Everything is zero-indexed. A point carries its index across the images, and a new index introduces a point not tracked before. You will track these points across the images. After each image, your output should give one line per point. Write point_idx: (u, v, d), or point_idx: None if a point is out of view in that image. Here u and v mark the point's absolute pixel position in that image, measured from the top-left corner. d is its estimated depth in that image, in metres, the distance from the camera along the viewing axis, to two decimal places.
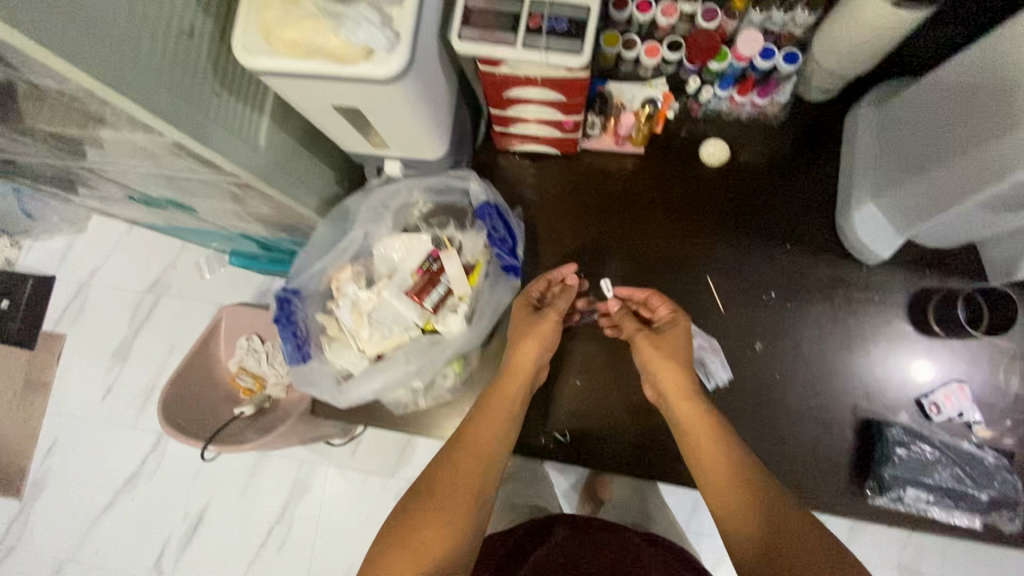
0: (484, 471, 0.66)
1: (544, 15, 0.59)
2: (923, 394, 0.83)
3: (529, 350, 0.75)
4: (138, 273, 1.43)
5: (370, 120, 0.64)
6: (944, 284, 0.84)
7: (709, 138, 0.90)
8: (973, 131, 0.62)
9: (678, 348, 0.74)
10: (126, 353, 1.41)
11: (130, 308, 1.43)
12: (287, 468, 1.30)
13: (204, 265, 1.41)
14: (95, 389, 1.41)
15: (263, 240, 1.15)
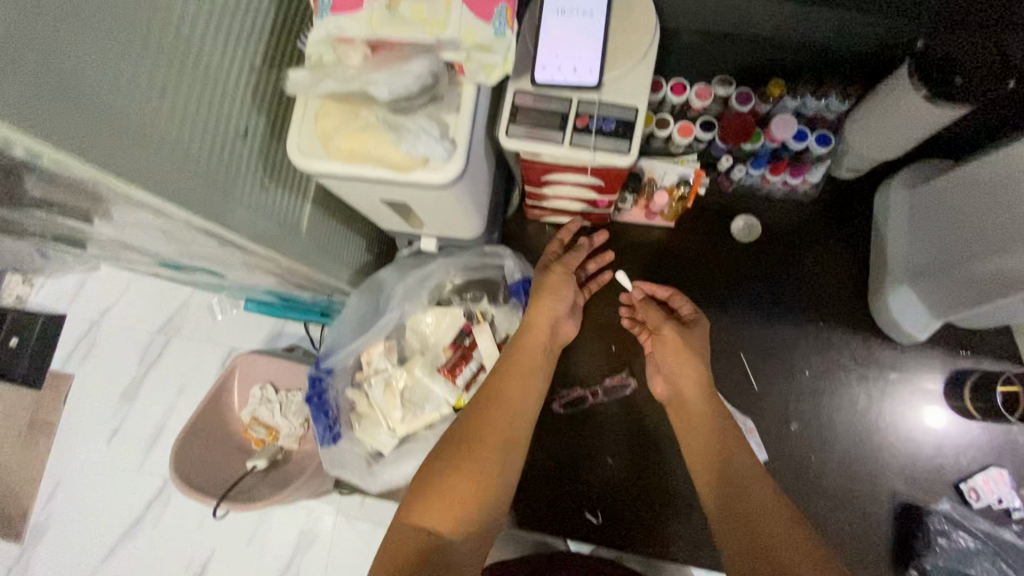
0: (513, 427, 0.66)
1: (592, 115, 0.60)
2: (962, 478, 0.81)
3: (546, 303, 0.76)
4: (142, 315, 1.34)
5: (418, 211, 0.65)
6: (979, 366, 0.83)
7: (739, 213, 0.91)
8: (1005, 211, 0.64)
9: (698, 342, 0.77)
10: (134, 395, 1.32)
11: (140, 349, 1.32)
12: (293, 516, 1.21)
13: (216, 306, 1.31)
14: (96, 433, 1.31)
15: (284, 295, 1.12)
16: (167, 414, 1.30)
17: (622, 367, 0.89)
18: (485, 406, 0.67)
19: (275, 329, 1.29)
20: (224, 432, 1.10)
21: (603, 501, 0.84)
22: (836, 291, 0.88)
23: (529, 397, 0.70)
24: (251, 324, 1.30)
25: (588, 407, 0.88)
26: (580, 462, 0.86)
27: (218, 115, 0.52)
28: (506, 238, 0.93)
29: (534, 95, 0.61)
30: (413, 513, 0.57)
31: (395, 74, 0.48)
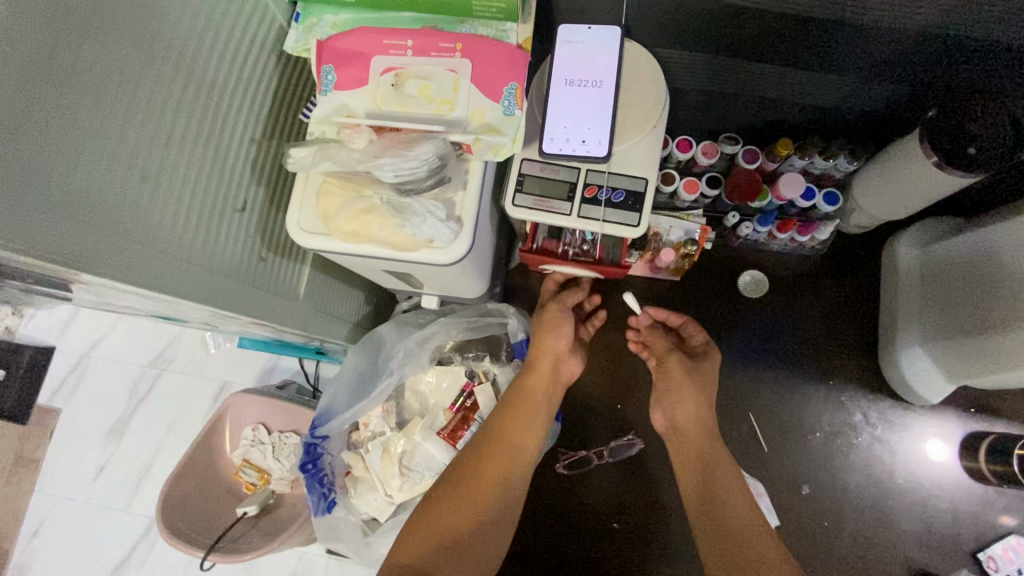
0: (511, 467, 0.67)
1: (601, 186, 0.60)
2: (980, 547, 0.79)
3: (547, 341, 0.73)
4: (133, 348, 1.30)
5: (423, 277, 0.64)
6: (994, 428, 0.81)
7: (746, 267, 0.89)
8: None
9: (708, 375, 0.74)
10: (122, 431, 1.27)
11: (129, 384, 1.28)
12: (283, 563, 1.16)
13: (210, 340, 1.27)
14: (81, 471, 1.27)
15: (281, 338, 1.10)
16: (155, 453, 1.26)
17: (628, 426, 0.86)
18: (486, 444, 0.67)
19: (270, 365, 1.26)
20: (214, 477, 1.05)
21: (608, 567, 0.82)
22: (845, 347, 0.86)
23: (529, 437, 0.69)
24: (245, 359, 1.26)
25: (594, 467, 0.85)
26: (585, 526, 0.83)
27: (214, 193, 0.50)
28: (508, 290, 0.91)
29: (541, 164, 0.60)
30: (407, 536, 0.61)
31: (401, 158, 0.47)
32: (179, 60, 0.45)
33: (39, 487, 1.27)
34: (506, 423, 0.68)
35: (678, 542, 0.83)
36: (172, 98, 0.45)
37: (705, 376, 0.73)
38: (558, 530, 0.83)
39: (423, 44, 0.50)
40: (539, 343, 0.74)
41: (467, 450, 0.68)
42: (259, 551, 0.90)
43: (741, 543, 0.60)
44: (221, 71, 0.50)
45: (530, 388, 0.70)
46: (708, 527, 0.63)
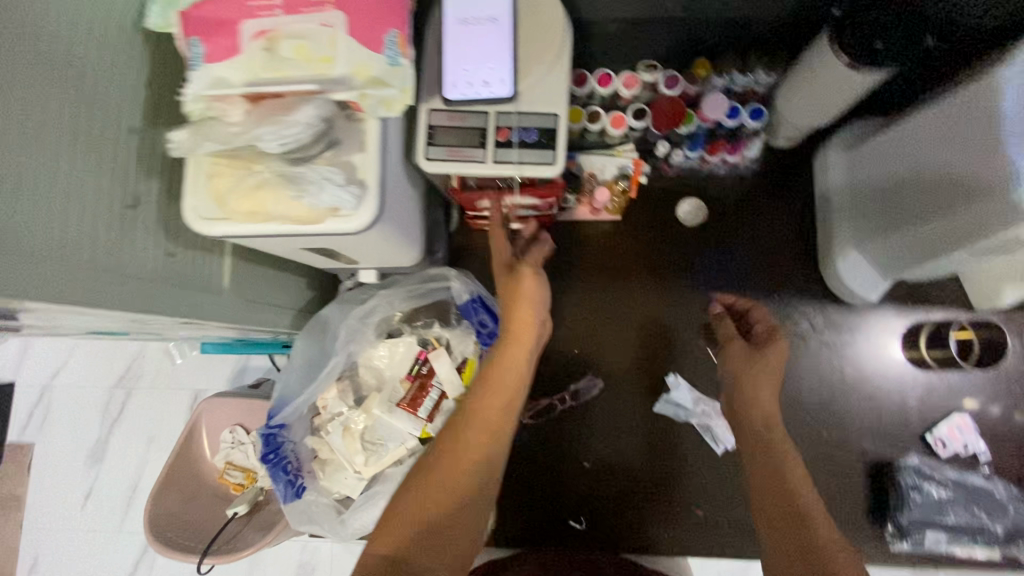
0: (490, 445, 0.61)
1: (512, 127, 0.57)
2: (928, 429, 0.82)
3: (527, 316, 0.68)
4: (97, 371, 1.26)
5: (348, 250, 0.62)
6: (929, 316, 0.84)
7: (685, 195, 0.89)
8: (960, 140, 0.60)
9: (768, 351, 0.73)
10: (102, 454, 1.25)
11: (99, 407, 1.25)
12: (287, 552, 1.18)
13: (174, 350, 1.24)
14: (68, 501, 1.24)
15: (240, 337, 1.07)
16: (140, 470, 1.24)
17: (588, 369, 0.87)
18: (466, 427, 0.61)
19: (240, 366, 1.24)
20: (199, 482, 1.03)
21: (585, 507, 0.83)
22: (789, 260, 0.88)
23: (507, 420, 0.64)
24: (213, 364, 1.24)
25: (559, 414, 0.85)
26: (555, 471, 0.84)
27: (100, 191, 0.47)
28: (453, 254, 0.90)
29: (449, 113, 0.58)
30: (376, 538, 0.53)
31: (280, 125, 0.44)
32: (28, 51, 0.41)
33: (29, 522, 1.25)
34: (483, 404, 0.62)
35: (651, 469, 0.83)
36: (29, 94, 0.41)
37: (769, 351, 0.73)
38: (528, 480, 0.83)
39: (292, 1, 0.47)
40: (517, 316, 0.68)
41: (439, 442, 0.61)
42: (259, 542, 0.89)
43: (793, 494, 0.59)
44: (86, 58, 0.46)
45: (509, 371, 0.65)
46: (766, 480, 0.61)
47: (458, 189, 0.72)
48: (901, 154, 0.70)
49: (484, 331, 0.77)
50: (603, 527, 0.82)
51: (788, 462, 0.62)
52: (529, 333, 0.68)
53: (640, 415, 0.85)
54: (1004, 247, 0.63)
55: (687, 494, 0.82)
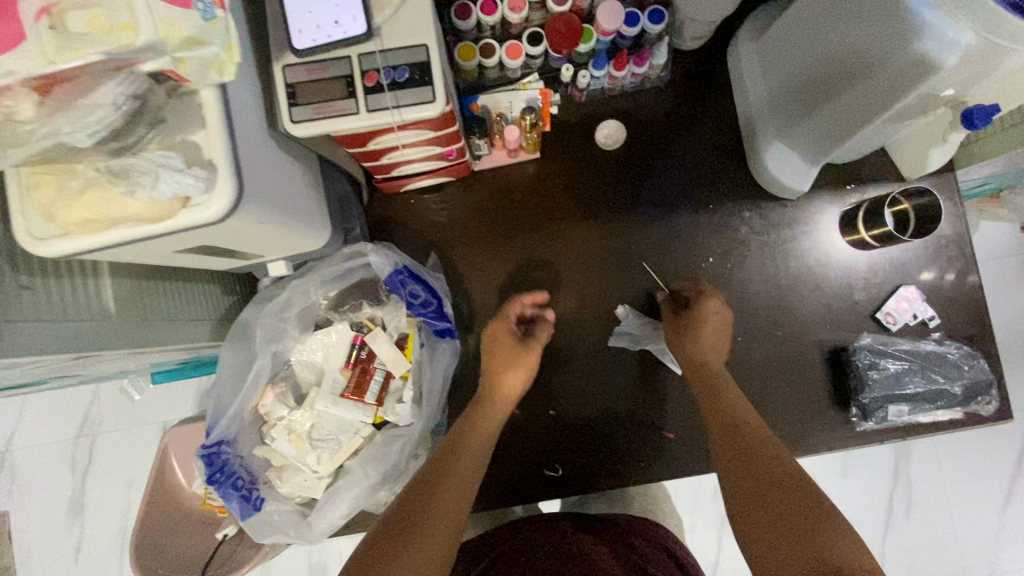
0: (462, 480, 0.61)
1: (379, 69, 0.51)
2: (877, 308, 0.81)
3: (511, 379, 0.73)
4: (56, 425, 1.19)
5: (240, 246, 0.57)
6: (864, 195, 0.83)
7: (603, 119, 0.85)
8: (844, 16, 0.59)
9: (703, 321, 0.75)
10: (81, 507, 1.19)
11: (67, 461, 1.19)
12: (295, 559, 1.16)
13: (130, 387, 1.18)
14: (57, 561, 1.19)
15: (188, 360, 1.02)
16: (126, 514, 1.19)
17: None
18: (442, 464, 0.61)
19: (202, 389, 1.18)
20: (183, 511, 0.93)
21: (557, 454, 0.81)
22: (719, 166, 0.85)
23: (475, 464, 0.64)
24: (175, 394, 1.19)
25: None
26: (522, 424, 0.82)
27: None
28: (373, 229, 0.85)
29: (306, 66, 0.52)
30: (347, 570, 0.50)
31: (82, 113, 0.38)
32: None
33: None
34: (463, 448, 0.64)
35: (619, 400, 0.82)
36: None
37: (701, 319, 0.75)
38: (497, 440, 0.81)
39: None
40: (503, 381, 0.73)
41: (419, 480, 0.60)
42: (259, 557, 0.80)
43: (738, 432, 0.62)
44: None
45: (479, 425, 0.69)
46: (724, 430, 0.63)
47: (354, 151, 0.67)
48: (802, 43, 0.67)
49: (417, 302, 0.71)
50: (580, 470, 0.81)
51: (745, 413, 0.65)
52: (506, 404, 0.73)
53: (598, 352, 0.83)
54: (918, 106, 0.61)
55: (655, 421, 0.82)
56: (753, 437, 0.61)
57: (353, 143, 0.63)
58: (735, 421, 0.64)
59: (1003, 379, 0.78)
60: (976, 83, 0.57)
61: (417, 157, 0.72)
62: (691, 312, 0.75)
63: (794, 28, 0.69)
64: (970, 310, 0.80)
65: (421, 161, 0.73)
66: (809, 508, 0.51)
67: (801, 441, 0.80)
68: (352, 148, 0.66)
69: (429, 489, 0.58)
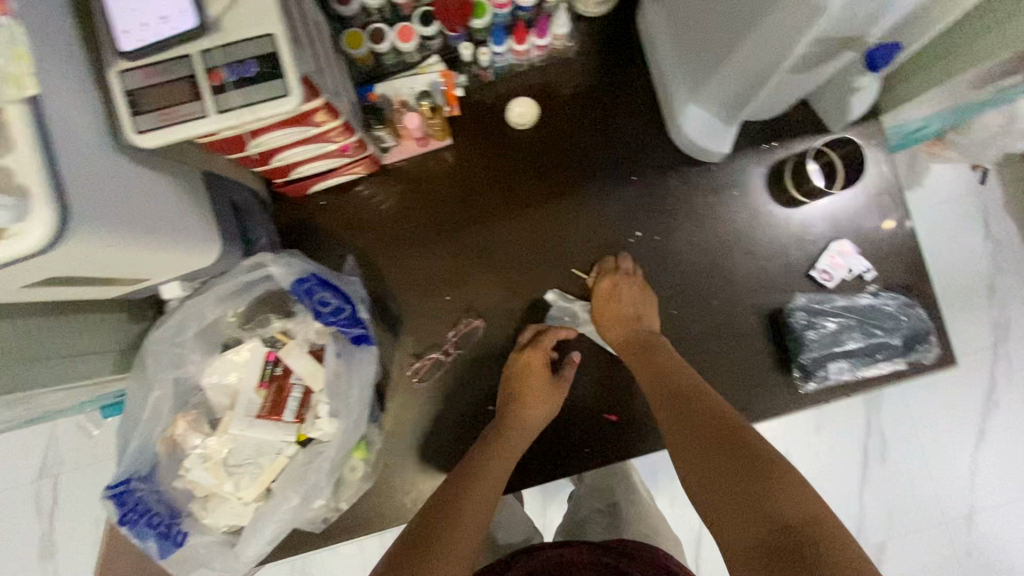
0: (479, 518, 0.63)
1: (223, 66, 0.47)
2: (812, 265, 0.79)
3: (536, 411, 0.74)
4: (14, 470, 1.15)
5: (108, 272, 0.53)
6: (790, 150, 0.80)
7: (515, 96, 0.81)
8: None
9: (619, 291, 0.77)
10: (52, 550, 1.15)
11: (31, 505, 1.15)
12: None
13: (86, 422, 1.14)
14: None
15: None
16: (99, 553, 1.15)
17: (465, 311, 0.80)
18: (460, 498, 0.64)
19: None
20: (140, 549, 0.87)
21: None
22: (640, 135, 0.81)
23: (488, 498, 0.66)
24: None
25: (448, 368, 0.79)
26: (467, 428, 0.79)
27: None
28: (285, 235, 0.80)
29: (142, 69, 0.47)
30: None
31: None
32: None
33: None
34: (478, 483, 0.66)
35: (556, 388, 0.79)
36: None
37: (615, 292, 0.76)
38: (438, 443, 0.78)
39: None
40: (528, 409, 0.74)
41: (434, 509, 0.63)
42: None
43: (684, 406, 0.65)
44: None
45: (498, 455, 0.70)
46: (669, 406, 0.66)
47: (237, 157, 0.63)
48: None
49: (327, 310, 0.66)
50: (561, 459, 0.77)
51: (686, 385, 0.68)
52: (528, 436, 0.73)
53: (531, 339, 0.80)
54: (822, 52, 0.58)
55: (595, 405, 0.79)
56: (698, 410, 0.64)
57: (228, 148, 0.59)
58: (678, 397, 0.67)
59: (942, 325, 0.76)
60: (876, 21, 0.53)
61: (311, 155, 0.68)
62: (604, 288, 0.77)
63: None
64: (906, 258, 0.79)
65: (317, 159, 0.69)
66: (766, 463, 0.55)
67: (748, 409, 0.78)
68: (232, 154, 0.61)
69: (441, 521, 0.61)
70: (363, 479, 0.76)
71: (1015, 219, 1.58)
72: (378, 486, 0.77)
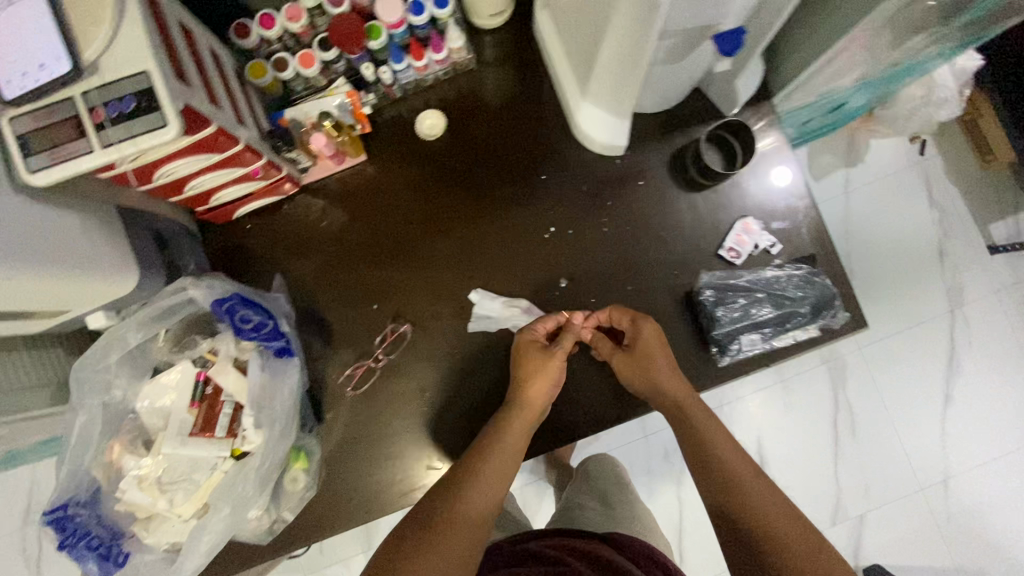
0: (487, 503, 0.66)
1: (103, 104, 0.50)
2: (721, 244, 0.82)
3: (540, 386, 0.74)
4: None
5: (19, 305, 0.56)
6: (690, 137, 0.83)
7: (425, 109, 0.86)
8: None
9: (652, 355, 0.73)
10: None
11: (16, 555, 1.16)
12: None
13: None
14: None
15: None
16: None
17: (392, 317, 0.83)
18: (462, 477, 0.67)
19: None
20: None
21: (440, 449, 0.81)
22: (546, 135, 0.85)
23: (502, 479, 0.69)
24: None
25: (379, 374, 0.82)
26: (401, 430, 0.82)
27: None
28: (215, 260, 0.84)
29: (30, 114, 0.51)
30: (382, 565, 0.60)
31: None
32: None
33: None
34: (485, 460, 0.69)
35: (483, 384, 0.82)
36: None
37: (646, 347, 0.73)
38: (377, 446, 0.81)
39: None
40: (534, 385, 0.74)
41: (442, 486, 0.67)
42: None
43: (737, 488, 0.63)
44: None
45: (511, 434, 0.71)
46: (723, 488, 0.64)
47: (146, 189, 0.66)
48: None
49: (248, 327, 0.69)
50: None
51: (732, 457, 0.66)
52: (536, 409, 0.74)
53: (457, 339, 0.83)
54: (679, 42, 0.62)
55: None
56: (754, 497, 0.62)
57: (135, 181, 0.62)
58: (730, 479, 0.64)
59: (846, 291, 0.80)
60: (717, 10, 0.58)
61: (222, 181, 0.71)
62: (636, 355, 0.73)
63: None
64: (809, 229, 0.82)
65: (229, 183, 0.72)
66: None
67: None
68: (141, 186, 0.65)
69: (445, 501, 0.65)
70: (306, 488, 0.79)
71: (957, 184, 1.59)
72: (321, 494, 0.79)
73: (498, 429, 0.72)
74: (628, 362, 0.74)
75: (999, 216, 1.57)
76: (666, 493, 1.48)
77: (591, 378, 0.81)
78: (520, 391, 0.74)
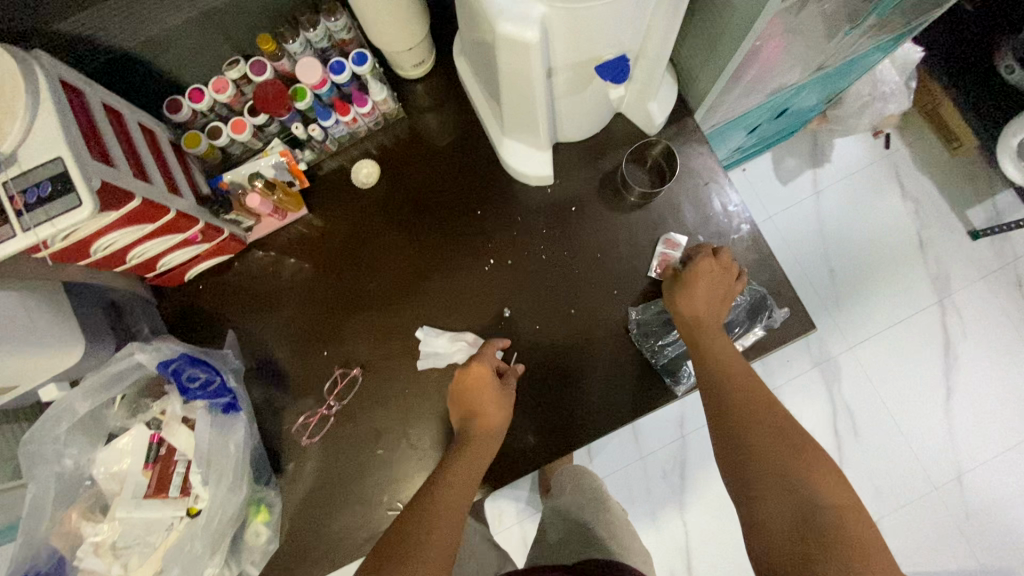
0: (450, 531, 0.63)
1: (21, 191, 0.54)
2: (651, 270, 0.83)
3: (492, 417, 0.74)
4: None
5: None
6: (617, 159, 0.86)
7: (360, 160, 0.90)
8: (476, 15, 0.62)
9: (708, 288, 0.75)
10: None
11: None
12: None
13: None
14: None
15: None
16: None
17: (344, 363, 0.85)
18: (424, 503, 0.65)
19: None
20: None
21: (396, 490, 0.81)
22: (477, 170, 0.88)
23: (462, 505, 0.66)
24: None
25: (333, 420, 0.83)
26: (360, 475, 0.81)
27: None
28: (170, 321, 0.86)
29: None
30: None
31: None
32: None
33: None
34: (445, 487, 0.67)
35: (437, 421, 0.83)
36: None
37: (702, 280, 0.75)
38: (338, 493, 0.81)
39: None
40: (485, 417, 0.74)
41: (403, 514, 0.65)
42: None
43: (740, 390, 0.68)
44: None
45: (467, 462, 0.70)
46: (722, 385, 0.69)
47: (86, 263, 0.69)
48: (475, 44, 0.71)
49: (195, 385, 0.72)
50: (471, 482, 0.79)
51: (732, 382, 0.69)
52: (489, 440, 0.73)
53: (407, 379, 0.84)
54: (572, 74, 0.65)
55: None
56: (743, 391, 0.68)
57: (65, 258, 0.65)
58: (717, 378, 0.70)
59: (787, 296, 0.80)
60: (598, 42, 0.61)
61: (161, 248, 0.74)
62: (683, 273, 0.76)
63: (467, 32, 0.73)
64: (745, 238, 0.83)
65: (168, 249, 0.76)
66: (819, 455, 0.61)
67: (624, 407, 0.80)
68: (80, 262, 0.68)
69: (407, 528, 0.63)
70: (268, 541, 0.79)
71: (926, 174, 1.55)
72: (283, 546, 0.79)
73: (456, 457, 0.71)
74: (671, 281, 0.78)
75: (976, 202, 1.52)
76: (665, 515, 1.43)
77: (544, 409, 0.80)
78: (470, 421, 0.74)
